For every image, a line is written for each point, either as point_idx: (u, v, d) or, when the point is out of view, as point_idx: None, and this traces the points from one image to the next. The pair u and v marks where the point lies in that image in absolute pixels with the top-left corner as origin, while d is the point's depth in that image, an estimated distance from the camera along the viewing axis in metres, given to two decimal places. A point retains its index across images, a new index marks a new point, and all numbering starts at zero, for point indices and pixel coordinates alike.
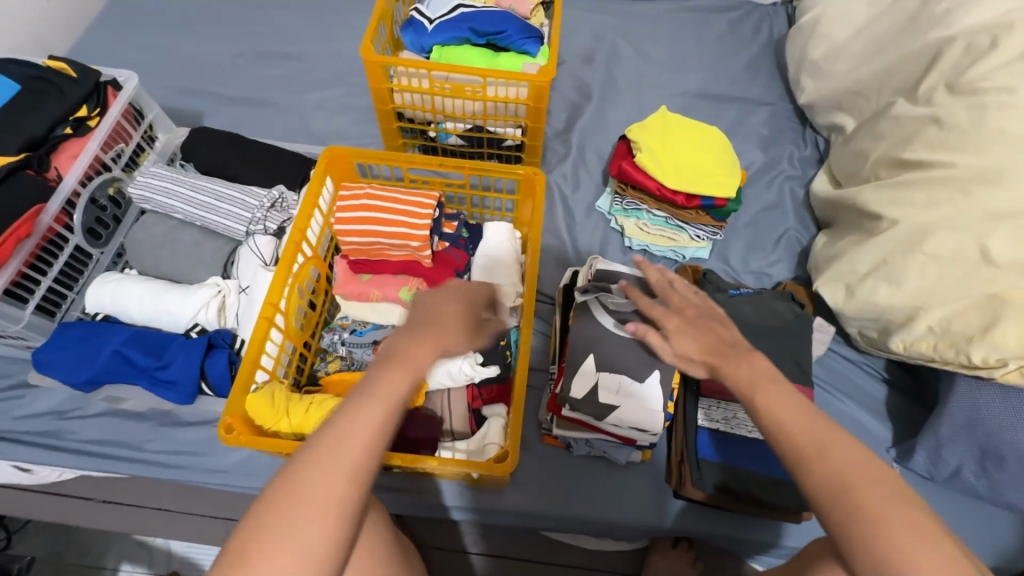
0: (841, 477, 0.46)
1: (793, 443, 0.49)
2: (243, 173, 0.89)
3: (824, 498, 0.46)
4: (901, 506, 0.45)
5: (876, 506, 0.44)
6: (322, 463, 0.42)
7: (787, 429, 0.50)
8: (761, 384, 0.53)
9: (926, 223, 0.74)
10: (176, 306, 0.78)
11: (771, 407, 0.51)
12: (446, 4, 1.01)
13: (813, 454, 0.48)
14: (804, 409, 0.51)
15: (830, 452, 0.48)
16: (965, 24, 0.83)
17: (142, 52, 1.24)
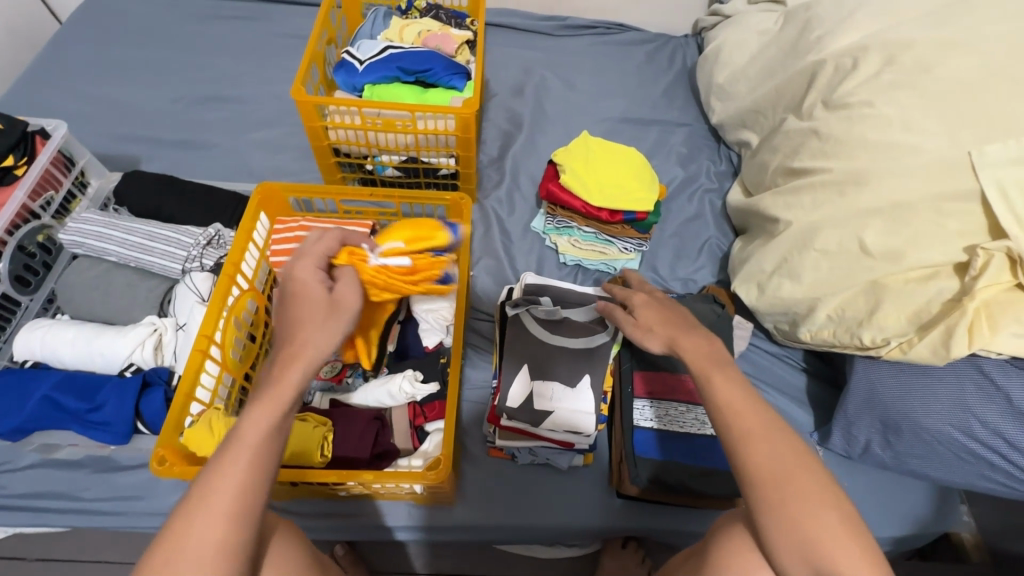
0: (771, 460, 0.51)
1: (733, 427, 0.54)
2: (179, 213, 0.91)
3: (755, 479, 0.51)
4: (821, 484, 0.50)
5: (800, 483, 0.50)
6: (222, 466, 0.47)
7: (730, 416, 0.54)
8: (708, 371, 0.58)
9: (814, 224, 0.83)
10: (110, 347, 0.78)
11: (718, 396, 0.56)
12: (375, 47, 1.07)
13: (751, 440, 0.52)
14: (742, 396, 0.56)
15: (764, 438, 0.53)
16: (835, 48, 0.94)
17: (77, 101, 1.25)
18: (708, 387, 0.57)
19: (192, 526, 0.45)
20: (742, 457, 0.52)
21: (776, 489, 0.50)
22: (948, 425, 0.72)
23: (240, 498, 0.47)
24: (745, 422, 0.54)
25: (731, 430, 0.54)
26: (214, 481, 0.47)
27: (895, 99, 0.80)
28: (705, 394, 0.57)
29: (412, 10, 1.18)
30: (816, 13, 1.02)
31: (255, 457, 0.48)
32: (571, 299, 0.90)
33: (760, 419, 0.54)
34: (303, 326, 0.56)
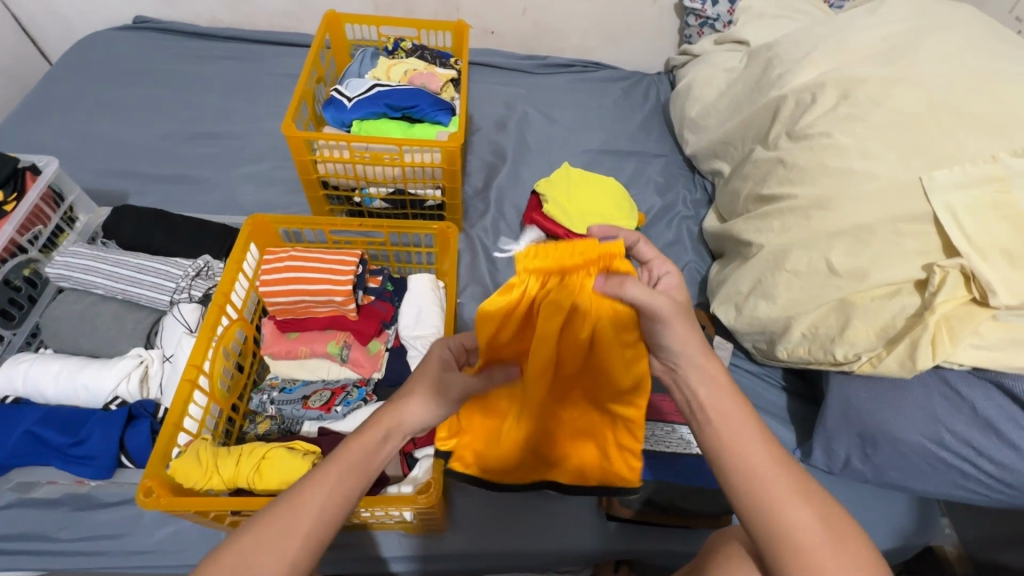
0: (801, 532, 0.46)
1: (758, 495, 0.47)
2: (168, 246, 0.92)
3: (780, 550, 0.46)
4: (851, 543, 0.46)
5: (833, 563, 0.44)
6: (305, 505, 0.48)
7: (757, 480, 0.48)
8: (737, 426, 0.50)
9: (784, 246, 0.88)
10: (95, 380, 0.77)
11: (736, 447, 0.49)
12: (363, 85, 1.12)
13: (779, 507, 0.46)
14: (771, 451, 0.49)
15: (797, 502, 0.47)
16: (795, 83, 1.01)
17: (65, 138, 1.27)
18: (732, 444, 0.49)
19: (254, 572, 0.45)
20: (766, 529, 0.46)
21: (806, 559, 0.45)
22: (920, 435, 0.75)
23: (305, 557, 0.47)
24: (776, 486, 0.47)
25: (753, 489, 0.47)
26: (285, 533, 0.47)
27: (851, 130, 0.86)
28: (725, 456, 0.49)
29: (398, 50, 1.23)
30: (777, 52, 1.10)
31: (325, 519, 0.49)
32: None
33: (790, 480, 0.48)
34: (415, 398, 0.56)
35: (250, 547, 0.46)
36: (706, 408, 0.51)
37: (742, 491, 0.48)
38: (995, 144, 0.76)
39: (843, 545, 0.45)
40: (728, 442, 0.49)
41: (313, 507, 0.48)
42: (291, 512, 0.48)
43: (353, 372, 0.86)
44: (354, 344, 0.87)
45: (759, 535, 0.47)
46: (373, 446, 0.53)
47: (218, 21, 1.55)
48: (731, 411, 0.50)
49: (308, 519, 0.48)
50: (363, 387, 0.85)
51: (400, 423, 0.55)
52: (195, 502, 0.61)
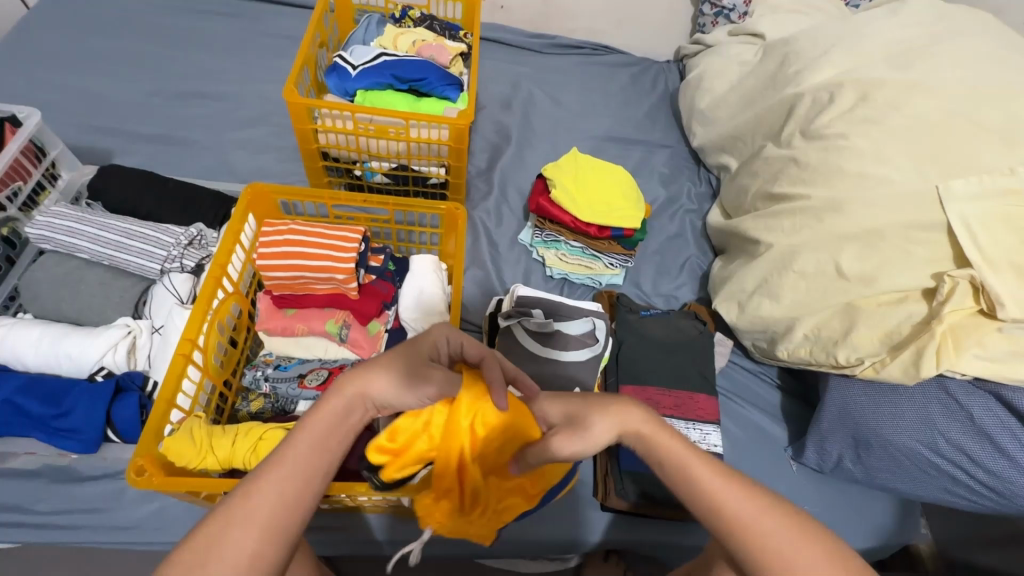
0: (774, 542, 0.45)
1: (722, 515, 0.47)
2: (158, 212, 0.87)
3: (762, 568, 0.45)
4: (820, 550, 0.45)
5: (806, 560, 0.45)
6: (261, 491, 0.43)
7: (718, 504, 0.47)
8: (680, 456, 0.50)
9: (794, 246, 0.87)
10: (80, 349, 0.73)
11: (692, 478, 0.49)
12: (368, 53, 1.07)
13: (746, 526, 0.46)
14: (720, 471, 0.49)
15: (761, 514, 0.47)
16: (813, 81, 0.99)
17: (44, 88, 1.19)
18: (686, 474, 0.49)
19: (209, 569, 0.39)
20: (739, 548, 0.46)
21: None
22: (915, 440, 0.76)
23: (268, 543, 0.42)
24: (739, 508, 0.47)
25: (715, 517, 0.47)
26: (243, 520, 0.42)
27: (868, 132, 0.85)
28: (688, 487, 0.49)
29: (406, 18, 1.18)
30: (795, 48, 1.08)
31: (288, 503, 0.43)
32: (563, 313, 0.87)
33: (747, 498, 0.47)
34: (378, 373, 0.52)
35: (206, 543, 0.40)
36: (652, 456, 0.52)
37: (710, 517, 0.48)
38: (1011, 156, 0.76)
39: (812, 553, 0.45)
40: (682, 474, 0.49)
41: (268, 493, 0.43)
42: (244, 498, 0.43)
43: (353, 353, 0.84)
44: (354, 324, 0.84)
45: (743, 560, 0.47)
46: (336, 420, 0.49)
47: None
48: (668, 444, 0.51)
49: (266, 507, 0.43)
50: None
51: (369, 394, 0.51)
52: (188, 482, 0.59)
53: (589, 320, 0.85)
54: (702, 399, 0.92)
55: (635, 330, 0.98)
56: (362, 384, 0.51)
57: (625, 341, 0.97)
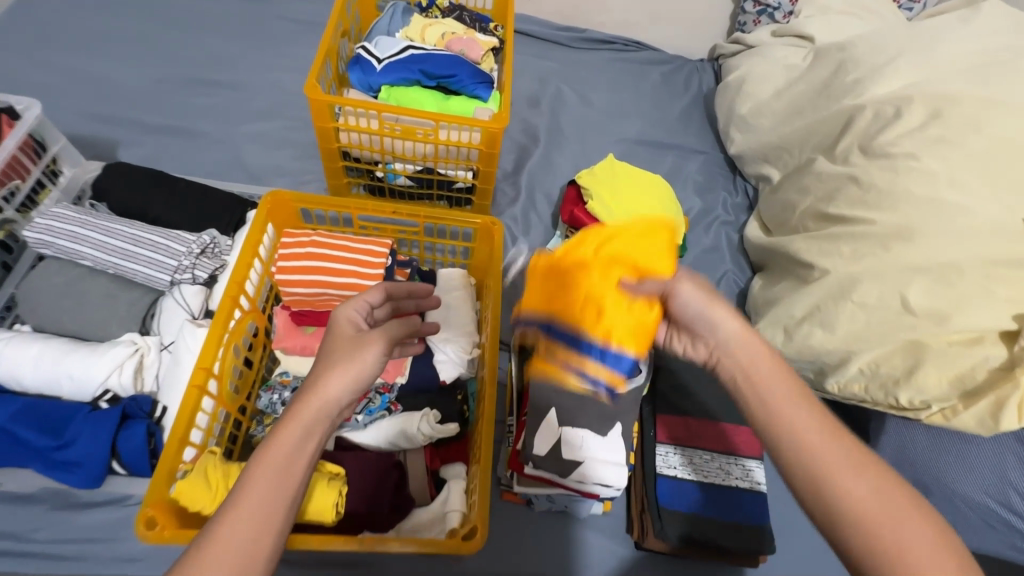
0: (859, 497, 0.45)
1: (810, 465, 0.47)
2: (167, 215, 0.80)
3: (839, 520, 0.45)
4: (915, 516, 0.44)
5: (892, 523, 0.44)
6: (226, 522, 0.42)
7: (805, 447, 0.47)
8: (781, 397, 0.49)
9: (854, 274, 0.81)
10: (82, 370, 0.67)
11: (793, 422, 0.48)
12: (394, 45, 0.99)
13: (837, 480, 0.46)
14: (819, 421, 0.49)
15: (850, 468, 0.46)
16: (874, 93, 0.93)
17: (44, 72, 1.11)
18: (774, 410, 0.49)
19: None
20: (827, 496, 0.46)
21: (869, 530, 0.44)
22: (985, 492, 0.71)
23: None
24: (827, 457, 0.47)
25: (810, 461, 0.47)
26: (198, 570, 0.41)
27: (940, 154, 0.79)
28: (768, 423, 0.49)
29: (433, 8, 1.10)
30: (852, 55, 1.01)
31: (243, 542, 0.42)
32: None
33: (839, 447, 0.47)
34: (331, 372, 0.49)
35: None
36: (742, 373, 0.51)
37: (794, 463, 0.47)
38: None
39: (911, 525, 0.44)
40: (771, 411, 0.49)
41: (234, 526, 0.42)
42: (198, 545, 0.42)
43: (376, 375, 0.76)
44: None
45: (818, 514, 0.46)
46: (296, 438, 0.46)
47: None
48: (766, 374, 0.50)
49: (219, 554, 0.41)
50: (386, 393, 0.76)
51: (324, 397, 0.48)
52: None
53: (632, 347, 0.79)
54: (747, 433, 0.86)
55: (680, 354, 0.92)
56: (310, 395, 0.48)
57: (671, 365, 0.91)
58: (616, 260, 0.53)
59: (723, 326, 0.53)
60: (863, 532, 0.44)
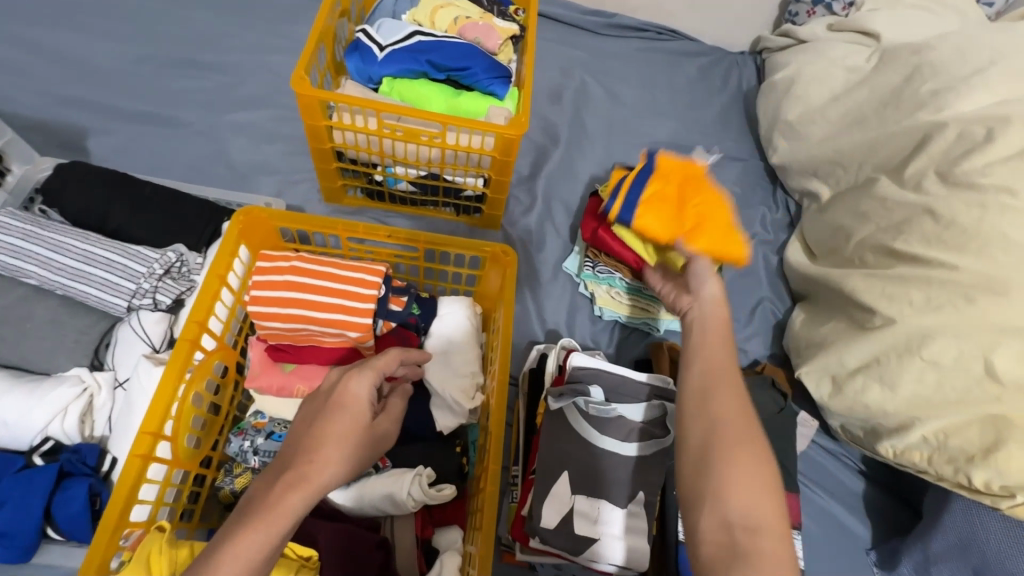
0: (721, 414, 0.49)
1: (701, 374, 0.52)
2: (129, 226, 0.69)
3: (690, 424, 0.49)
4: (753, 466, 0.46)
5: (734, 449, 0.47)
6: None
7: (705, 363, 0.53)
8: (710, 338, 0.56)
9: (929, 329, 0.69)
10: (18, 416, 0.58)
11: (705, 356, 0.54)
12: (399, 30, 0.86)
13: (719, 422, 0.48)
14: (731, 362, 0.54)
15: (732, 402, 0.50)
16: (957, 109, 0.79)
17: (10, 46, 0.99)
18: (702, 338, 0.56)
19: None
20: (702, 402, 0.50)
21: (713, 448, 0.47)
22: None
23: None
24: (709, 372, 0.52)
25: (702, 375, 0.52)
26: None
27: None
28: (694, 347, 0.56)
29: None
30: (930, 60, 0.87)
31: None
32: (627, 391, 0.69)
33: (737, 409, 0.49)
34: (332, 451, 0.46)
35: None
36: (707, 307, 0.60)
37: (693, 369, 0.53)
38: None
39: (749, 464, 0.46)
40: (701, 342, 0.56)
41: None
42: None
43: None
44: None
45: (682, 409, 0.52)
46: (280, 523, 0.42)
47: None
48: (719, 325, 0.58)
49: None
50: None
51: (319, 481, 0.44)
52: None
53: (660, 402, 0.68)
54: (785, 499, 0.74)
55: None
56: (308, 472, 0.44)
57: None
58: (669, 190, 0.76)
59: (705, 288, 0.63)
60: (707, 443, 0.48)
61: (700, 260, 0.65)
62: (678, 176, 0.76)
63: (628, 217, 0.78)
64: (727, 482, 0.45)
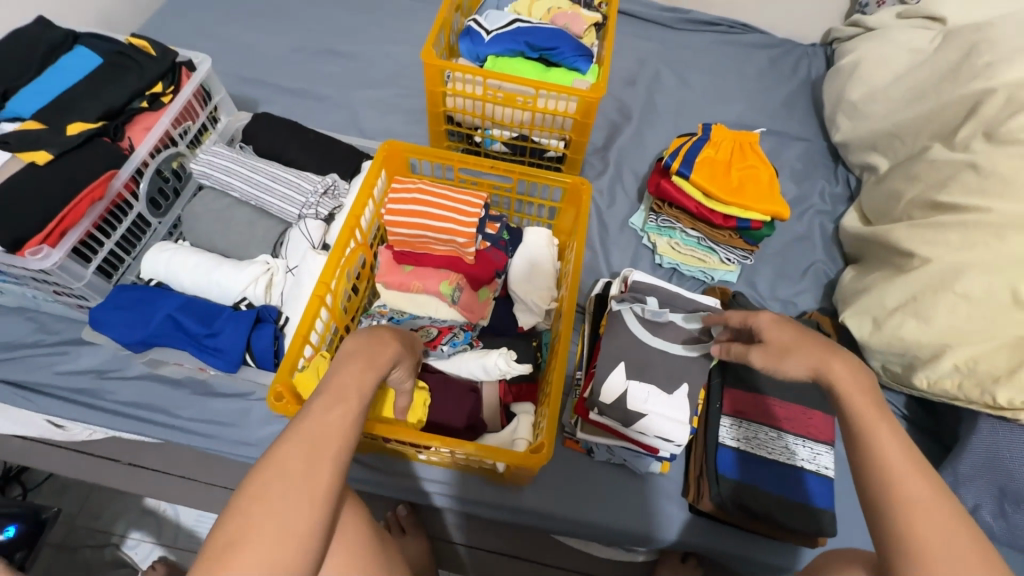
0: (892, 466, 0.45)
1: (881, 487, 0.44)
2: (300, 159, 0.93)
3: (901, 557, 0.42)
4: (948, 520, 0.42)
5: (915, 504, 0.43)
6: (319, 411, 0.46)
7: (890, 476, 0.44)
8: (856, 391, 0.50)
9: (959, 264, 0.77)
10: (227, 278, 0.81)
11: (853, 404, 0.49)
12: (503, 18, 1.06)
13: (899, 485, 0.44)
14: (912, 458, 0.45)
15: (933, 514, 0.42)
16: (1009, 77, 0.86)
17: (206, 38, 1.30)
18: (872, 437, 0.47)
19: (282, 470, 0.42)
20: (865, 450, 0.47)
21: (900, 511, 0.43)
22: None
23: (335, 455, 0.44)
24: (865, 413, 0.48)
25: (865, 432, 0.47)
26: (311, 446, 0.44)
27: None
28: (860, 447, 0.47)
29: None
30: (988, 37, 0.94)
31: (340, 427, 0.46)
32: (679, 304, 0.83)
33: (908, 464, 0.45)
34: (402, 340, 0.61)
35: (269, 465, 0.42)
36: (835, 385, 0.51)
37: (871, 483, 0.45)
38: None
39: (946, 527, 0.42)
40: (865, 434, 0.47)
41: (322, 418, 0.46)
42: (311, 425, 0.45)
43: (461, 316, 0.84)
44: (466, 288, 0.85)
45: (880, 537, 0.44)
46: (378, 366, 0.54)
47: None
48: (869, 416, 0.48)
49: (327, 429, 0.45)
50: (469, 331, 0.85)
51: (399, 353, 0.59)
52: None
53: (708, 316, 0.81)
54: (818, 417, 0.84)
55: None
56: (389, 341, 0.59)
57: None
58: (726, 156, 1.01)
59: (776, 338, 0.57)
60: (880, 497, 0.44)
61: (763, 315, 0.61)
62: (730, 145, 1.02)
63: (687, 170, 0.98)
64: (909, 518, 0.42)
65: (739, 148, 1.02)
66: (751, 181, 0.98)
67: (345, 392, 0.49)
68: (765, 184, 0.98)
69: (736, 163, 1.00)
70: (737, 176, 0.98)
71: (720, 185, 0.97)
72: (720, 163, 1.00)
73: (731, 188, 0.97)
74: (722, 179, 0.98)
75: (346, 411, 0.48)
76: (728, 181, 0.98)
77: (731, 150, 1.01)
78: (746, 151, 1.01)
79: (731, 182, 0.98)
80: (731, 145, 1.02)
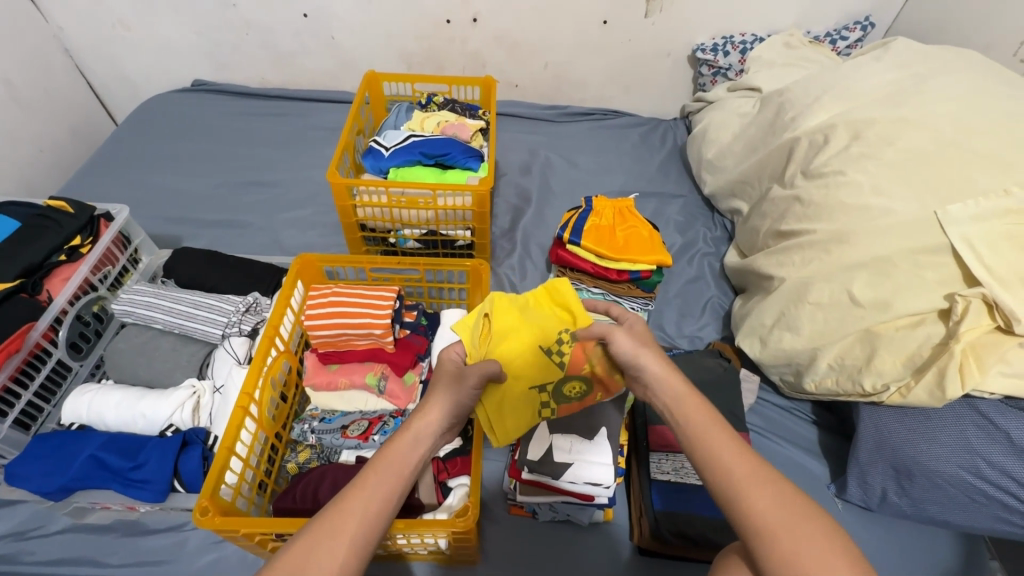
0: (723, 460, 0.54)
1: (722, 486, 0.53)
2: (221, 284, 0.99)
3: (751, 532, 0.49)
4: (772, 493, 0.51)
5: (749, 488, 0.51)
6: (345, 504, 0.52)
7: (722, 465, 0.54)
8: (688, 406, 0.60)
9: (805, 278, 0.91)
10: (153, 408, 0.83)
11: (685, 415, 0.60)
12: (399, 135, 1.21)
13: (740, 482, 0.52)
14: (735, 446, 0.56)
15: (760, 486, 0.52)
16: (807, 126, 1.06)
17: (130, 189, 1.39)
18: (701, 442, 0.57)
19: (313, 558, 0.48)
20: (700, 453, 0.56)
21: (738, 496, 0.51)
22: (957, 466, 0.75)
23: (355, 551, 0.50)
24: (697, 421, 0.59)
25: (697, 438, 0.57)
26: (338, 531, 0.50)
27: (864, 168, 0.91)
28: (699, 451, 0.57)
29: (431, 103, 1.34)
30: (788, 98, 1.16)
31: (371, 516, 0.53)
32: None
33: (738, 455, 0.54)
34: (434, 405, 0.64)
35: (302, 552, 0.49)
36: (664, 392, 0.63)
37: (716, 476, 0.54)
38: (1005, 178, 0.80)
39: (778, 496, 0.50)
40: (698, 439, 0.57)
41: (354, 512, 0.52)
42: (343, 510, 0.52)
43: (390, 403, 0.90)
44: (391, 376, 0.90)
45: (732, 521, 0.52)
46: (406, 450, 0.59)
47: (267, 82, 1.68)
48: (699, 422, 0.58)
49: (354, 519, 0.52)
50: (398, 417, 0.89)
51: (428, 424, 0.62)
52: (247, 521, 0.67)
53: None
54: None
55: None
56: (424, 416, 0.62)
57: None
58: (610, 220, 1.16)
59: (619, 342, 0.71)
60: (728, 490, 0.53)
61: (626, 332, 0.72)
62: (612, 211, 1.17)
63: (578, 237, 1.12)
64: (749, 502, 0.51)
65: (620, 212, 1.17)
66: (635, 237, 1.13)
67: (374, 484, 0.55)
68: (646, 239, 1.13)
69: (620, 225, 1.15)
70: (624, 236, 1.13)
71: (609, 242, 1.11)
72: (606, 226, 1.14)
73: (621, 245, 1.11)
74: (614, 238, 1.12)
75: (375, 503, 0.54)
76: (614, 240, 1.12)
77: (613, 214, 1.17)
78: (626, 213, 1.17)
79: (620, 241, 1.12)
80: (612, 209, 1.17)
